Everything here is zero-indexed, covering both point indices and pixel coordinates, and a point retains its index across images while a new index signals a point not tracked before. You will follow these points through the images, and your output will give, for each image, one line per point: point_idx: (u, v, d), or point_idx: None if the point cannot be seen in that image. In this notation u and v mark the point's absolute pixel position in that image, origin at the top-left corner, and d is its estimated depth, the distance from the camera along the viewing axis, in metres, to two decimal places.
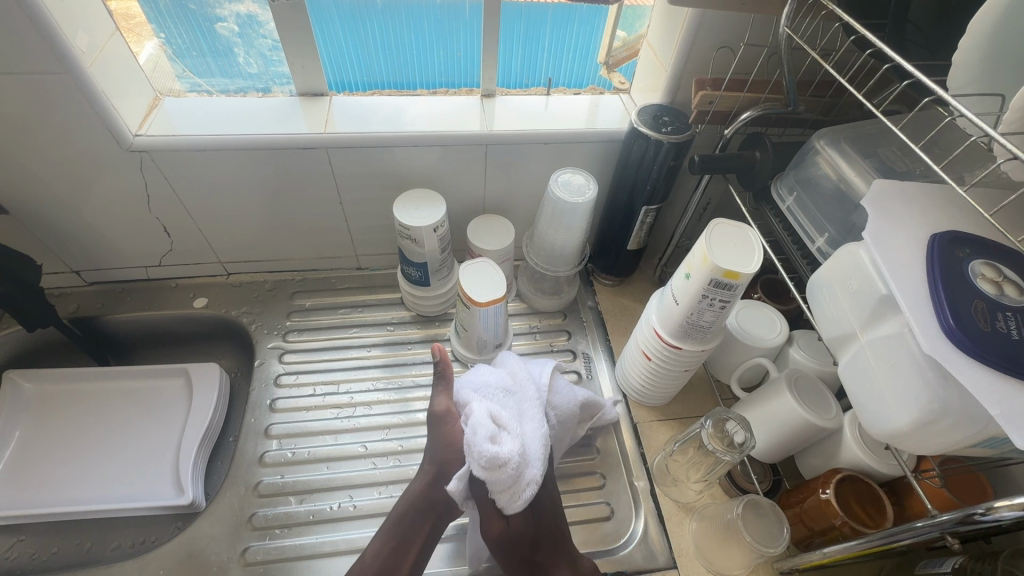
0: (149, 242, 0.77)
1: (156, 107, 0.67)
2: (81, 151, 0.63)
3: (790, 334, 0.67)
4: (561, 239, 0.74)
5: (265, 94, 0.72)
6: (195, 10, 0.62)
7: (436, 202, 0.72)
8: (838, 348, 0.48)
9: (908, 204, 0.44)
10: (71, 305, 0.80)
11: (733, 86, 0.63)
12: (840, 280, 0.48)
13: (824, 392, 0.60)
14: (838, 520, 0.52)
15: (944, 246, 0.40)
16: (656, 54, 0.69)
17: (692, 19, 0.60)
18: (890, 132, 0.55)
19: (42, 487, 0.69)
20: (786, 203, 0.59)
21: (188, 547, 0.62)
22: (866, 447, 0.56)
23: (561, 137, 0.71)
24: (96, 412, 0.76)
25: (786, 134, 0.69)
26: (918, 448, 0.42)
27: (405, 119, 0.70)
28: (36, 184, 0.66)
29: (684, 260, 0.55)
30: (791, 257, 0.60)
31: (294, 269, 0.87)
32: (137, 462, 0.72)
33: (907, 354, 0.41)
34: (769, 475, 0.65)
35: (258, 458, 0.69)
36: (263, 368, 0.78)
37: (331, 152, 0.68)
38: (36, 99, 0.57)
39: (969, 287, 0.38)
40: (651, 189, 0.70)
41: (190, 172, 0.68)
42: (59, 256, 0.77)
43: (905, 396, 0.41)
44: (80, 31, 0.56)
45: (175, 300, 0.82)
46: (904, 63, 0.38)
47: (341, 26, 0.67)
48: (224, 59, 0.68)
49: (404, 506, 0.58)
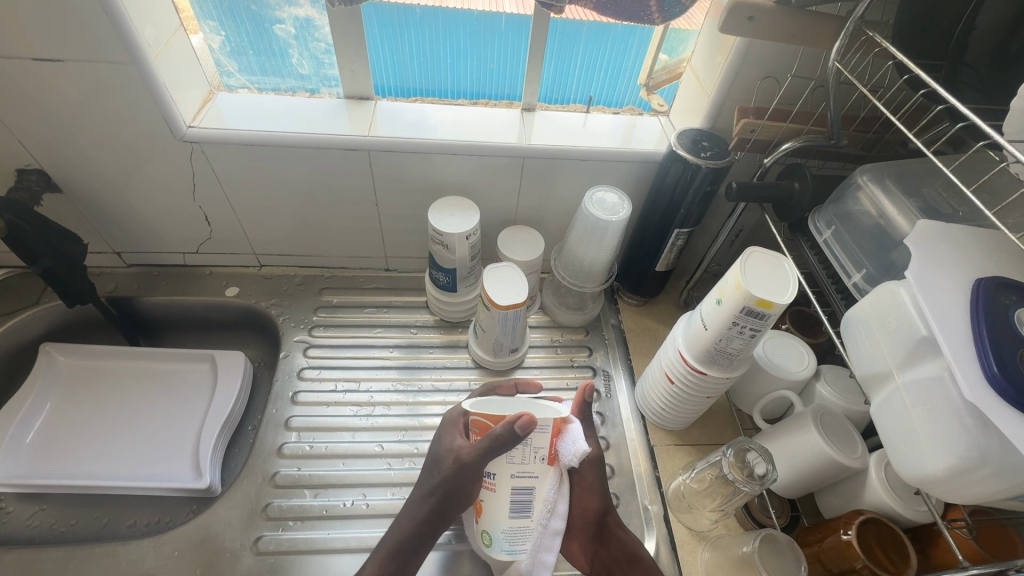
0: (190, 229, 0.80)
1: (209, 100, 0.70)
2: (136, 137, 0.65)
3: (818, 369, 0.66)
4: (590, 254, 0.75)
5: (313, 94, 0.75)
6: (256, 11, 0.65)
7: (470, 211, 0.72)
8: (872, 387, 0.47)
9: (953, 247, 0.44)
10: (109, 285, 0.83)
11: (775, 117, 0.63)
12: (877, 317, 0.47)
13: (852, 431, 0.59)
14: (859, 563, 0.50)
15: (990, 292, 0.39)
16: (698, 79, 0.70)
17: (738, 48, 0.60)
18: (939, 172, 0.55)
19: (66, 460, 0.71)
20: (823, 235, 0.59)
21: (204, 531, 0.63)
22: (893, 491, 0.54)
23: (598, 155, 0.72)
24: (124, 390, 0.78)
25: (827, 166, 0.69)
26: (952, 497, 0.41)
27: (442, 128, 0.72)
28: (90, 167, 0.69)
29: (717, 285, 0.55)
30: (826, 291, 0.59)
31: (324, 266, 0.88)
32: (158, 443, 0.73)
33: (946, 398, 0.40)
34: (788, 510, 0.64)
35: (277, 449, 0.70)
36: (288, 360, 0.79)
37: (372, 154, 0.70)
38: (101, 85, 0.60)
39: (1016, 335, 0.37)
40: (684, 213, 0.70)
41: (235, 165, 0.70)
42: (104, 237, 0.79)
43: (944, 443, 0.40)
44: (148, 24, 0.59)
45: (208, 287, 0.85)
46: (958, 104, 0.38)
47: (377, 36, 0.69)
48: (279, 58, 0.71)
49: (390, 546, 0.55)
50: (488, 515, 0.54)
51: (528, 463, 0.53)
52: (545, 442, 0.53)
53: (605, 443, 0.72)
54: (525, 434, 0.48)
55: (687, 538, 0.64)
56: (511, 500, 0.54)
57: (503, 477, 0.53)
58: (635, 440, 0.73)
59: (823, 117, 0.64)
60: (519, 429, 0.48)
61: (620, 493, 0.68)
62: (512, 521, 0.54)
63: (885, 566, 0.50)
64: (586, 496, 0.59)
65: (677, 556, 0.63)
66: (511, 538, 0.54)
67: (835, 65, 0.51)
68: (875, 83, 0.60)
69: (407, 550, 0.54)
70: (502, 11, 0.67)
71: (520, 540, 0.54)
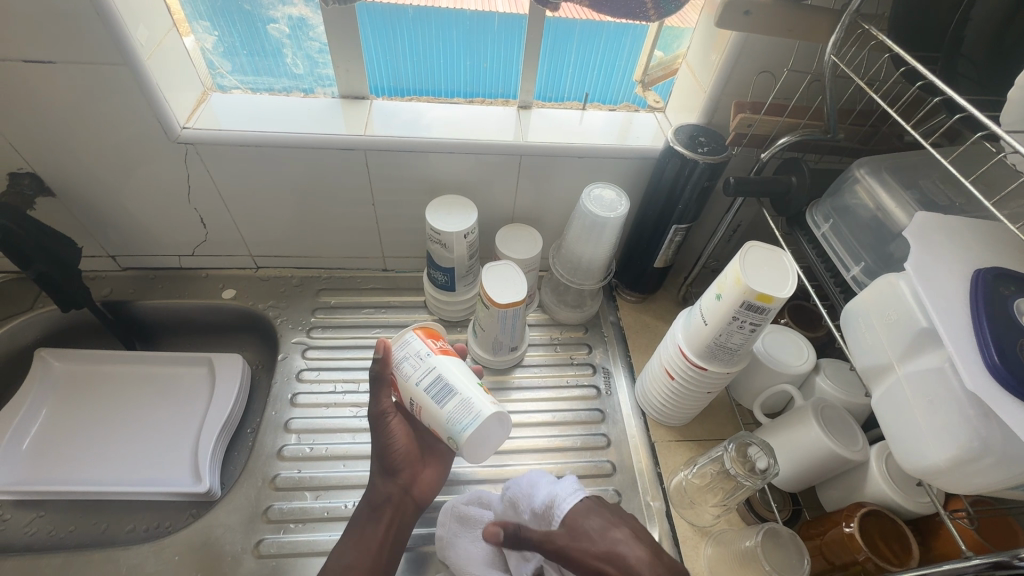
0: (185, 231, 0.79)
1: (203, 101, 0.70)
2: (130, 140, 0.65)
3: (817, 362, 0.66)
4: (588, 252, 0.75)
5: (308, 94, 0.74)
6: (249, 11, 0.64)
7: (467, 210, 0.72)
8: (873, 380, 0.47)
9: (952, 238, 0.44)
10: (104, 289, 0.82)
11: (772, 111, 0.63)
12: (876, 309, 0.47)
13: (852, 423, 0.59)
14: (861, 555, 0.51)
15: (990, 282, 0.40)
16: (694, 74, 0.70)
17: (734, 42, 0.60)
18: (936, 164, 0.55)
19: (63, 466, 0.70)
20: (821, 229, 0.59)
21: (204, 536, 0.63)
22: (894, 483, 0.55)
23: (595, 152, 0.72)
24: (121, 395, 0.77)
25: (824, 160, 0.69)
26: (953, 488, 0.41)
27: (438, 126, 0.72)
28: (83, 171, 0.68)
29: (716, 280, 0.55)
30: (825, 284, 0.59)
31: (321, 267, 0.88)
32: (157, 447, 0.73)
33: (947, 389, 0.40)
34: (789, 504, 0.64)
35: (277, 451, 0.70)
36: (286, 362, 0.79)
37: (368, 153, 0.70)
38: (93, 86, 0.59)
39: (1016, 325, 0.37)
40: (682, 209, 0.70)
41: (230, 166, 0.69)
42: (98, 240, 0.79)
43: (945, 433, 0.40)
44: (141, 24, 0.58)
45: (205, 290, 0.84)
46: (955, 95, 0.38)
47: (374, 35, 0.68)
48: (273, 58, 0.70)
49: (358, 516, 0.58)
50: (434, 424, 0.56)
51: (421, 368, 0.57)
52: (418, 346, 0.58)
53: (607, 440, 0.73)
54: (385, 353, 0.58)
55: (689, 533, 0.64)
56: (434, 401, 0.56)
57: (417, 395, 0.57)
58: (636, 436, 0.73)
59: (820, 111, 0.64)
60: (380, 349, 0.58)
61: (622, 490, 0.68)
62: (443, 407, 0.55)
63: (888, 557, 0.50)
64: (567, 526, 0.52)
65: (679, 552, 0.63)
66: (458, 414, 0.54)
67: (831, 58, 0.51)
68: (871, 76, 0.60)
69: (372, 514, 0.57)
70: (494, 9, 0.67)
71: (467, 410, 0.55)
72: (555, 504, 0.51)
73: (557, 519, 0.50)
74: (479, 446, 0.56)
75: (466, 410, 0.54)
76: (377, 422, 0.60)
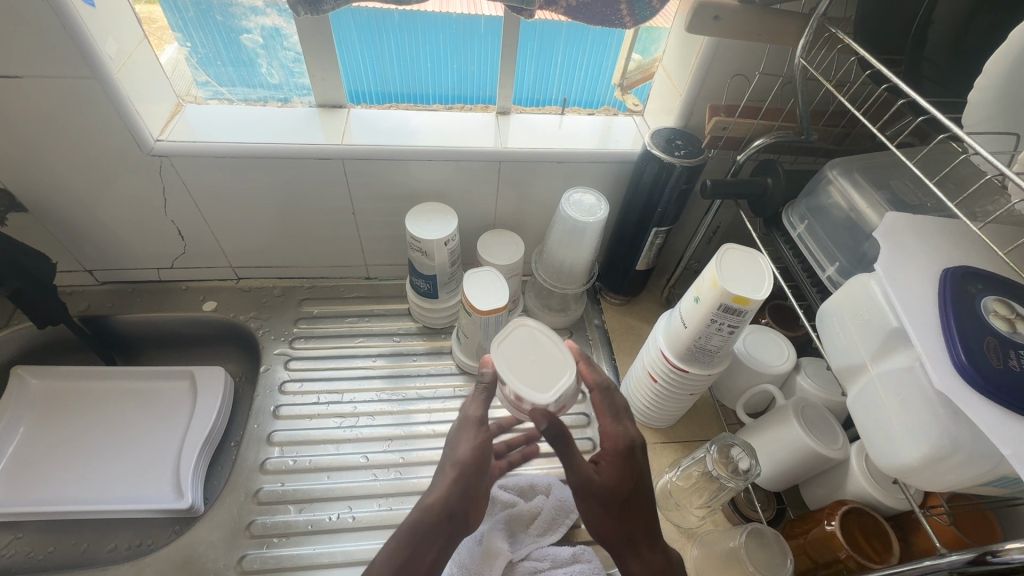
0: (163, 244, 0.78)
1: (178, 113, 0.69)
2: (103, 153, 0.64)
3: (797, 361, 0.67)
4: (570, 256, 0.75)
5: (284, 104, 0.74)
6: (221, 21, 0.64)
7: (447, 216, 0.72)
8: (848, 380, 0.48)
9: (921, 238, 0.44)
10: (81, 305, 0.81)
11: (746, 114, 0.64)
12: (850, 310, 0.48)
13: (832, 422, 0.59)
14: (843, 553, 0.51)
15: (957, 281, 0.40)
16: (669, 77, 0.71)
17: (707, 47, 0.61)
18: (904, 165, 0.56)
19: (41, 486, 0.69)
20: (797, 230, 0.59)
21: (186, 552, 0.62)
22: (873, 480, 0.55)
23: (574, 156, 0.72)
24: (100, 411, 0.76)
25: (798, 161, 0.70)
26: (927, 485, 0.42)
27: (417, 133, 0.71)
28: (57, 186, 0.68)
29: (693, 283, 0.55)
30: (801, 284, 0.60)
31: (303, 276, 0.87)
32: (138, 463, 0.72)
33: (917, 388, 0.41)
34: (773, 503, 0.65)
35: (259, 465, 0.69)
36: (268, 374, 0.78)
37: (346, 162, 0.69)
38: (63, 100, 0.58)
39: (982, 323, 0.38)
40: (662, 212, 0.70)
41: (207, 177, 0.69)
42: (74, 255, 0.78)
43: (916, 431, 0.41)
44: (109, 37, 0.58)
45: (185, 303, 0.83)
46: (919, 98, 0.38)
47: (358, 38, 0.67)
48: (247, 68, 0.70)
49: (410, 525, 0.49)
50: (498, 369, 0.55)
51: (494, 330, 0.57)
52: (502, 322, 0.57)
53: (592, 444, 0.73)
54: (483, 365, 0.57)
55: (675, 535, 0.65)
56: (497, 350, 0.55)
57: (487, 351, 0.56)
58: None
59: (793, 113, 0.65)
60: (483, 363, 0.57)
61: None
62: (501, 344, 0.55)
63: (869, 554, 0.50)
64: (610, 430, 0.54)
65: None
66: (510, 342, 0.55)
67: (801, 61, 0.52)
68: (840, 78, 0.61)
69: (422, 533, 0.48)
70: (480, 13, 0.67)
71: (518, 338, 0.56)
72: (561, 511, 0.63)
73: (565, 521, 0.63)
74: (531, 376, 0.53)
75: (513, 337, 0.55)
76: (459, 428, 0.55)
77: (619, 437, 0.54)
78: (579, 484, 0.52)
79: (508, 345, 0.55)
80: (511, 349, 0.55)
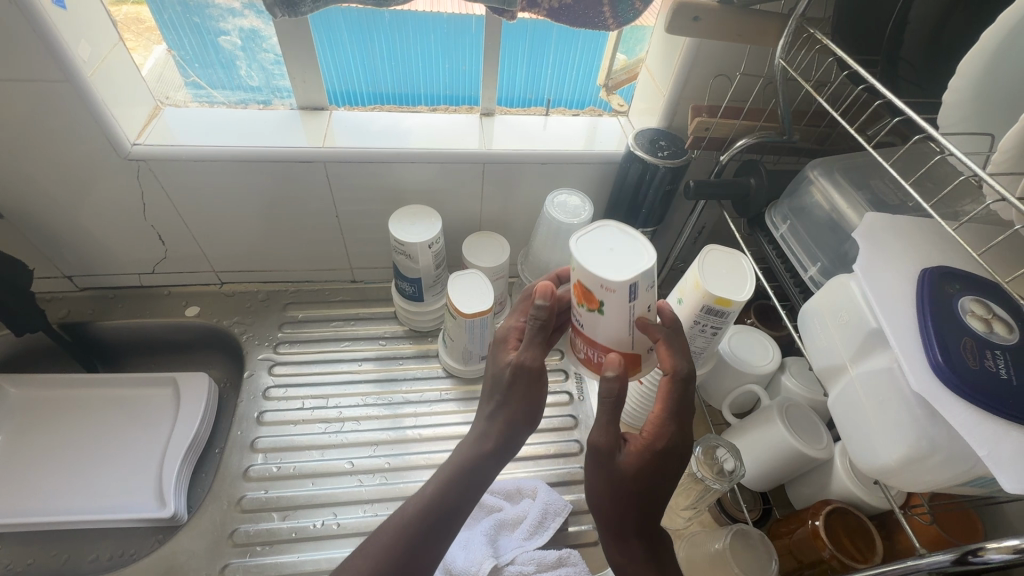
0: (143, 249, 0.77)
1: (156, 116, 0.68)
2: (79, 158, 0.63)
3: (782, 361, 0.67)
4: (555, 257, 0.74)
5: (265, 106, 0.73)
6: (199, 23, 0.63)
7: (431, 219, 0.72)
8: (829, 380, 0.48)
9: (899, 238, 0.44)
10: (61, 311, 0.80)
11: (728, 114, 0.64)
12: (831, 310, 0.48)
13: (816, 422, 0.59)
14: (826, 552, 0.51)
15: (934, 281, 0.40)
16: (653, 78, 0.71)
17: (689, 48, 0.61)
18: (879, 166, 0.56)
19: (19, 497, 0.68)
20: (779, 230, 0.59)
21: (168, 562, 0.61)
22: (858, 479, 0.55)
23: (559, 157, 0.72)
24: (81, 419, 0.75)
25: (781, 162, 0.70)
26: (907, 486, 0.42)
27: (401, 135, 0.71)
28: (33, 191, 0.66)
29: (677, 284, 0.55)
30: (784, 284, 0.60)
31: (287, 280, 0.87)
32: (119, 472, 0.71)
33: (896, 389, 0.41)
34: (759, 503, 0.65)
35: (242, 472, 0.68)
36: (252, 379, 0.77)
37: (328, 165, 0.68)
38: (36, 104, 0.57)
39: (959, 323, 0.38)
40: (647, 213, 0.70)
41: (187, 181, 0.68)
42: (52, 261, 0.76)
43: (895, 432, 0.41)
44: (82, 40, 0.57)
45: (167, 308, 0.82)
46: (894, 99, 0.39)
47: (349, 37, 0.67)
48: (226, 71, 0.69)
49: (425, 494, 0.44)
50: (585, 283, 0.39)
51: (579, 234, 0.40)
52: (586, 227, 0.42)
53: (579, 447, 0.73)
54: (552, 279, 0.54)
55: None
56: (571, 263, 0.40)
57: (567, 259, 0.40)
58: None
59: (774, 113, 0.65)
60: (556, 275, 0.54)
61: None
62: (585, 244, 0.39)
63: (852, 554, 0.51)
64: (658, 419, 0.44)
65: None
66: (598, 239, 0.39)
67: (781, 62, 0.52)
68: (820, 79, 0.61)
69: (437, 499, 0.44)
70: (472, 12, 0.66)
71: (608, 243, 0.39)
72: (547, 515, 0.63)
73: (551, 525, 0.63)
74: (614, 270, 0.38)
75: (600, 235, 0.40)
76: (505, 384, 0.46)
77: (665, 433, 0.43)
78: (598, 449, 0.43)
79: (591, 247, 0.39)
80: (597, 249, 0.39)
